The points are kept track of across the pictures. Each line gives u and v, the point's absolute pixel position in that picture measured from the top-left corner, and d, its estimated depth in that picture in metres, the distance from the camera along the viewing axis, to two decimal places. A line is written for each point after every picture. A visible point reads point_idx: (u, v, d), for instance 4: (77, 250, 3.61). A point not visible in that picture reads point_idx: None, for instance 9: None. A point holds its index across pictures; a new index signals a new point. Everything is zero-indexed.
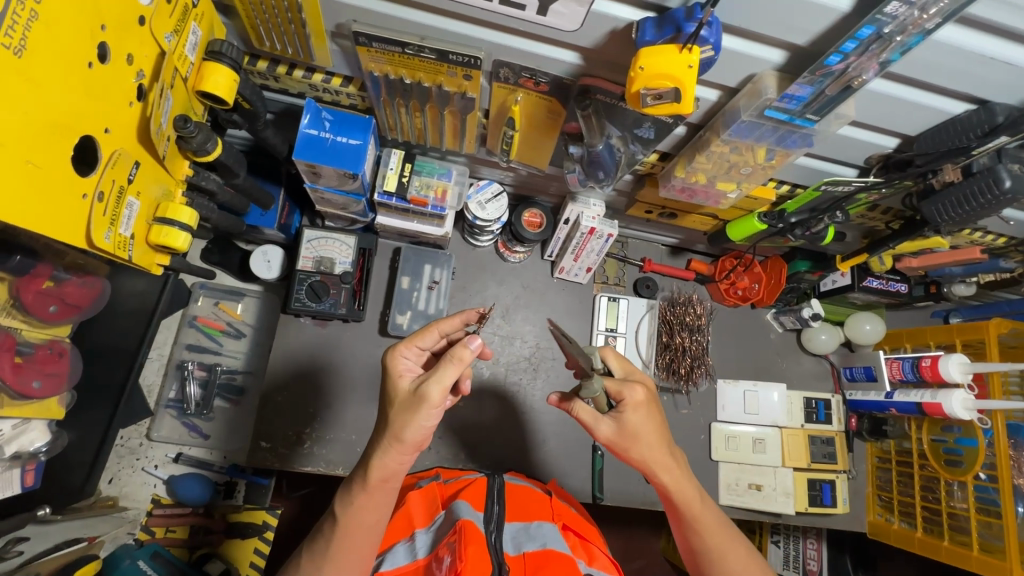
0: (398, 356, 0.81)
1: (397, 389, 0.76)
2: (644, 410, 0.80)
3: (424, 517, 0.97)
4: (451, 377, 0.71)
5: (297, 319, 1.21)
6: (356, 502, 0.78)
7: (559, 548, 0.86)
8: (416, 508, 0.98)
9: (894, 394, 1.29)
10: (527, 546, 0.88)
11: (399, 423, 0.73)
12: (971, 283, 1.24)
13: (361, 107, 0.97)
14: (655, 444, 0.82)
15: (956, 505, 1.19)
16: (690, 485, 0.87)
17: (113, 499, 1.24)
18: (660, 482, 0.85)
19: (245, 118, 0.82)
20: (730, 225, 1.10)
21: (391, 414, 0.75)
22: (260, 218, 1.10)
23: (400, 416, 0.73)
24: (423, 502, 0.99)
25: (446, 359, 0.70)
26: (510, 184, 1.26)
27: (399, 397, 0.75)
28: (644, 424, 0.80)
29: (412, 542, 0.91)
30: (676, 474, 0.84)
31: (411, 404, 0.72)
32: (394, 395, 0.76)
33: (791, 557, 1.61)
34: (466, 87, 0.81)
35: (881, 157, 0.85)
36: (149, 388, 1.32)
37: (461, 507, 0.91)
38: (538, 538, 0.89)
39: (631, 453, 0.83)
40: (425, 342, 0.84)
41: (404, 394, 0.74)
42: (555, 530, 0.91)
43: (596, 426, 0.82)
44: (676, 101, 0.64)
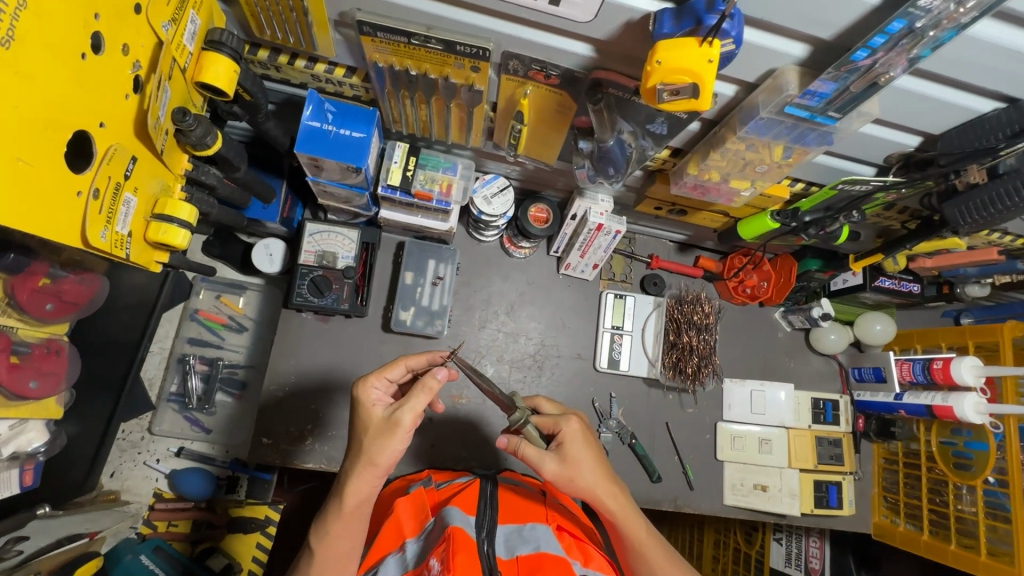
0: (363, 390, 0.88)
1: (370, 418, 0.84)
2: (581, 440, 0.86)
3: (415, 525, 0.95)
4: (422, 404, 0.81)
5: (299, 314, 1.19)
6: (331, 530, 0.83)
7: (553, 551, 0.85)
8: (405, 514, 0.95)
9: (904, 395, 1.27)
10: (520, 550, 0.87)
11: (374, 448, 0.81)
12: (986, 284, 1.22)
13: (365, 98, 0.94)
14: (598, 474, 0.86)
15: (964, 508, 1.18)
16: (634, 513, 0.88)
17: (114, 492, 1.24)
18: (607, 512, 0.86)
19: (246, 110, 0.80)
20: (742, 223, 1.07)
21: (367, 439, 0.83)
22: (262, 211, 1.09)
23: (374, 441, 0.82)
24: (412, 508, 0.96)
25: (419, 388, 0.81)
26: (516, 178, 1.23)
27: (372, 425, 0.83)
28: (583, 453, 0.85)
29: (403, 554, 0.90)
30: (620, 502, 0.87)
31: (386, 430, 0.82)
32: (364, 425, 0.84)
33: (793, 554, 1.61)
34: (474, 79, 0.78)
35: (902, 155, 0.82)
36: (151, 381, 1.31)
37: (452, 513, 0.90)
38: (531, 541, 0.88)
39: (577, 485, 0.85)
40: (393, 374, 0.91)
41: (376, 422, 0.83)
42: (548, 531, 0.91)
43: (541, 462, 0.84)
44: (693, 97, 0.61)
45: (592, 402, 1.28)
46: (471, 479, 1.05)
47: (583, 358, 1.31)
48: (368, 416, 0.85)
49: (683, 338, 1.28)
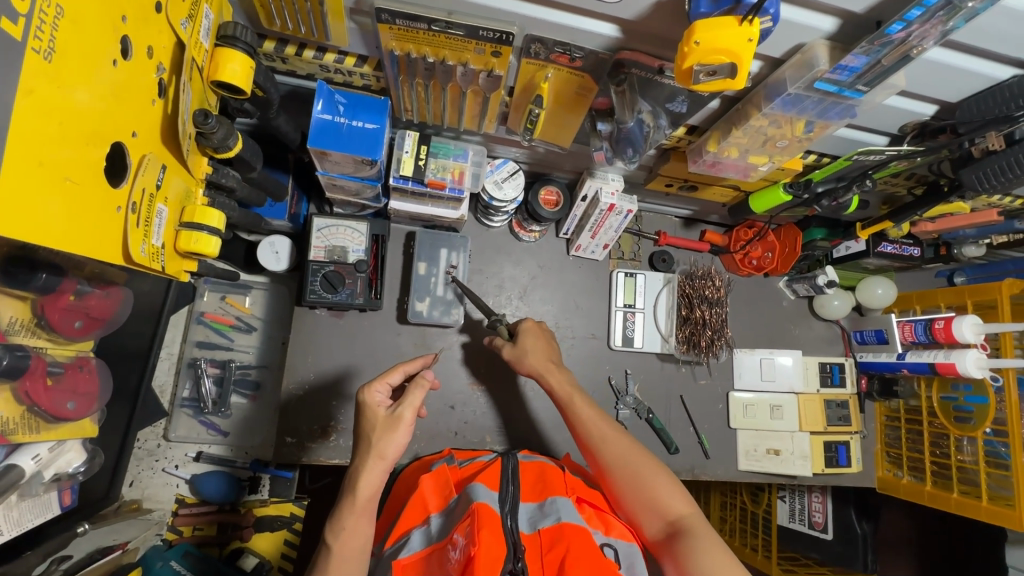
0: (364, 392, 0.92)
1: (373, 418, 0.89)
2: (535, 333, 1.12)
3: (438, 501, 0.97)
4: (418, 399, 0.89)
5: (313, 312, 1.18)
6: (347, 525, 0.84)
7: (573, 521, 0.86)
8: (429, 491, 0.98)
9: (906, 355, 1.33)
10: (542, 524, 0.88)
11: (382, 442, 0.86)
12: (982, 245, 1.27)
13: (375, 87, 0.91)
14: (546, 360, 1.09)
15: (964, 458, 1.24)
16: (579, 397, 1.04)
17: (136, 501, 1.23)
18: (553, 389, 1.06)
19: (258, 106, 0.77)
20: (753, 196, 1.08)
21: (371, 436, 0.88)
22: (270, 210, 1.07)
23: (381, 437, 0.86)
24: (436, 486, 1.00)
25: (414, 383, 0.89)
26: (524, 162, 1.21)
27: (375, 422, 0.88)
28: (532, 342, 1.11)
29: (427, 528, 0.92)
30: (562, 380, 1.06)
31: (390, 426, 0.87)
32: (369, 428, 0.89)
33: (796, 509, 1.69)
34: (494, 65, 0.76)
35: (918, 125, 0.83)
36: (162, 389, 1.28)
37: (477, 489, 0.92)
38: (552, 514, 0.89)
39: (530, 366, 1.09)
40: (393, 378, 0.96)
41: (380, 418, 0.88)
42: (569, 503, 0.92)
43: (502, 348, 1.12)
44: (730, 77, 0.61)
45: (608, 380, 1.31)
46: (495, 458, 1.08)
47: (597, 338, 1.32)
48: (370, 415, 0.90)
49: (693, 313, 1.29)
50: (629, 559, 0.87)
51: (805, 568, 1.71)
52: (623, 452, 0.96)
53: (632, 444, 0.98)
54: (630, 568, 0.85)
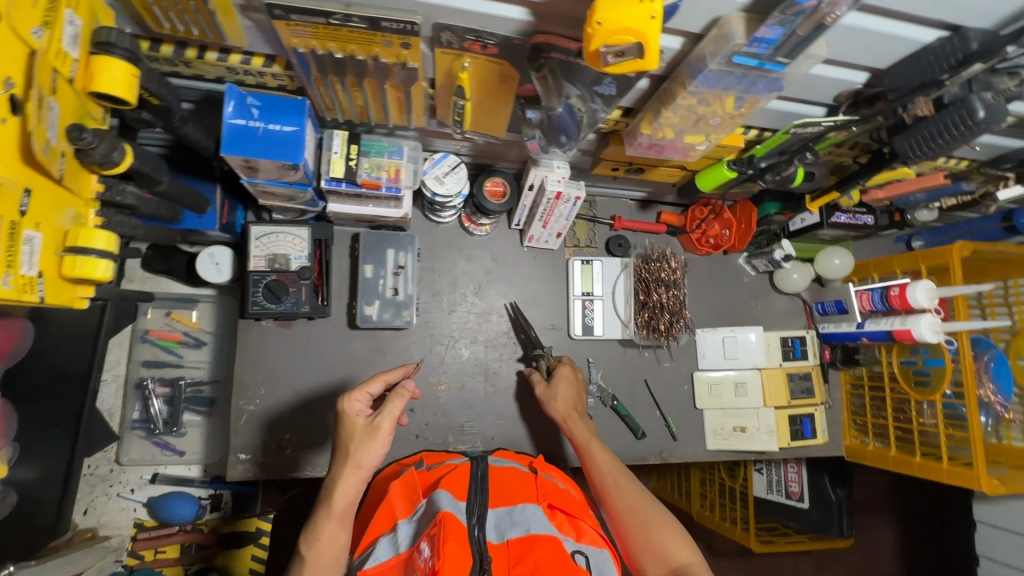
0: (343, 404, 0.90)
1: (351, 429, 0.86)
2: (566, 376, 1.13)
3: (406, 506, 0.95)
4: (396, 409, 0.86)
5: (258, 324, 1.14)
6: (322, 535, 0.82)
7: (543, 532, 0.86)
8: (398, 499, 0.95)
9: (865, 323, 1.33)
10: (510, 534, 0.87)
11: (361, 452, 0.84)
12: (935, 208, 1.25)
13: (291, 87, 0.86)
14: (571, 407, 1.10)
15: (926, 421, 1.24)
16: (599, 445, 1.03)
17: (91, 530, 1.20)
18: (573, 435, 1.05)
19: (157, 115, 0.72)
20: (699, 175, 1.06)
21: (350, 446, 0.85)
22: (198, 222, 1.01)
23: (360, 448, 0.84)
24: (404, 493, 0.97)
25: (394, 394, 0.86)
26: (466, 154, 1.17)
27: (354, 434, 0.86)
28: (561, 385, 1.12)
29: (395, 534, 0.89)
30: (583, 427, 1.06)
31: (368, 435, 0.84)
32: (346, 439, 0.86)
33: (773, 481, 1.72)
34: (406, 57, 0.72)
35: (851, 93, 0.82)
36: (110, 412, 1.24)
37: (441, 499, 0.90)
38: (522, 523, 0.88)
39: (557, 408, 1.10)
40: (373, 387, 0.93)
41: (359, 429, 0.86)
42: (538, 512, 0.91)
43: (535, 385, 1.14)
44: (639, 58, 0.58)
45: None
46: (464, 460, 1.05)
47: (557, 328, 1.30)
48: (349, 426, 0.87)
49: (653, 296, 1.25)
50: (600, 566, 0.86)
51: (784, 537, 1.77)
52: (634, 500, 0.93)
53: (643, 492, 0.94)
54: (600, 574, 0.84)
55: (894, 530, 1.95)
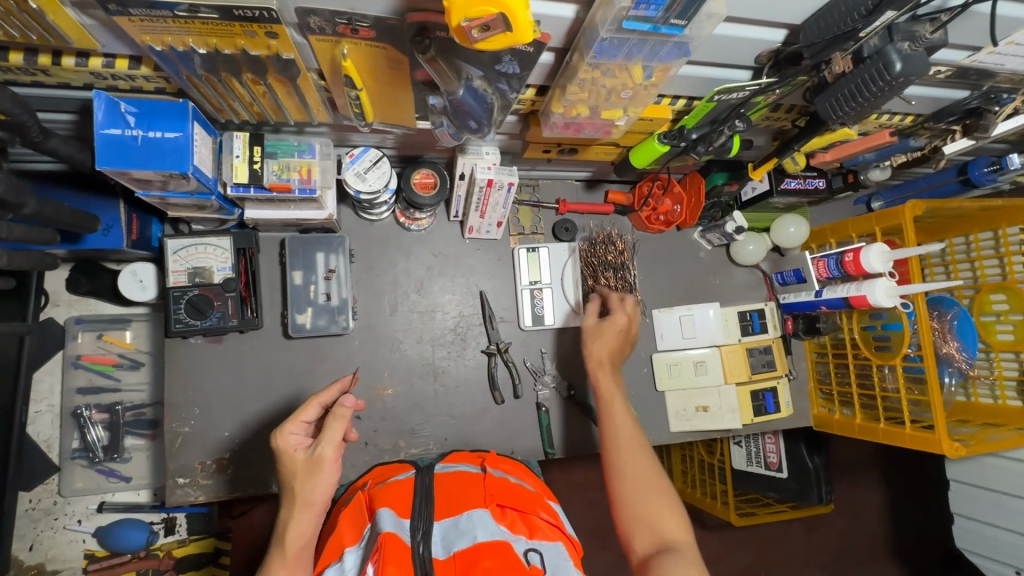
0: (279, 441, 0.81)
1: (293, 466, 0.78)
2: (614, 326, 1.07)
3: (354, 533, 0.81)
4: (337, 433, 0.78)
5: (187, 341, 1.09)
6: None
7: (489, 539, 0.73)
8: (346, 530, 0.82)
9: (823, 291, 1.29)
10: (457, 546, 0.74)
11: (307, 486, 0.76)
12: (886, 167, 1.21)
13: (171, 90, 0.80)
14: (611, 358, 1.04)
15: (888, 387, 1.20)
16: (622, 404, 0.98)
17: (37, 566, 1.17)
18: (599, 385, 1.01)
19: (10, 130, 0.66)
20: (633, 152, 1.01)
21: (295, 484, 0.77)
22: (103, 240, 0.96)
23: (307, 483, 0.76)
24: (351, 522, 0.84)
25: (332, 417, 0.78)
26: (391, 147, 1.11)
27: (297, 470, 0.78)
28: (608, 332, 1.06)
29: (341, 565, 0.75)
30: (611, 382, 1.02)
31: (312, 468, 0.77)
32: (290, 477, 0.78)
33: (752, 453, 1.64)
34: (277, 47, 0.67)
35: (771, 53, 0.76)
36: (48, 443, 1.20)
37: (382, 517, 0.78)
38: (468, 533, 0.76)
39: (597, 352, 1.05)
40: (309, 414, 0.84)
41: (301, 464, 0.78)
42: (485, 515, 0.79)
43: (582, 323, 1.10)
44: (508, 30, 0.53)
45: (523, 363, 1.24)
46: (409, 476, 0.92)
47: (506, 321, 1.25)
48: (290, 462, 0.79)
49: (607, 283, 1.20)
50: (556, 562, 0.74)
51: (766, 506, 1.72)
52: (642, 467, 0.88)
53: (653, 463, 0.89)
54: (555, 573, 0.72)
55: (877, 492, 1.93)
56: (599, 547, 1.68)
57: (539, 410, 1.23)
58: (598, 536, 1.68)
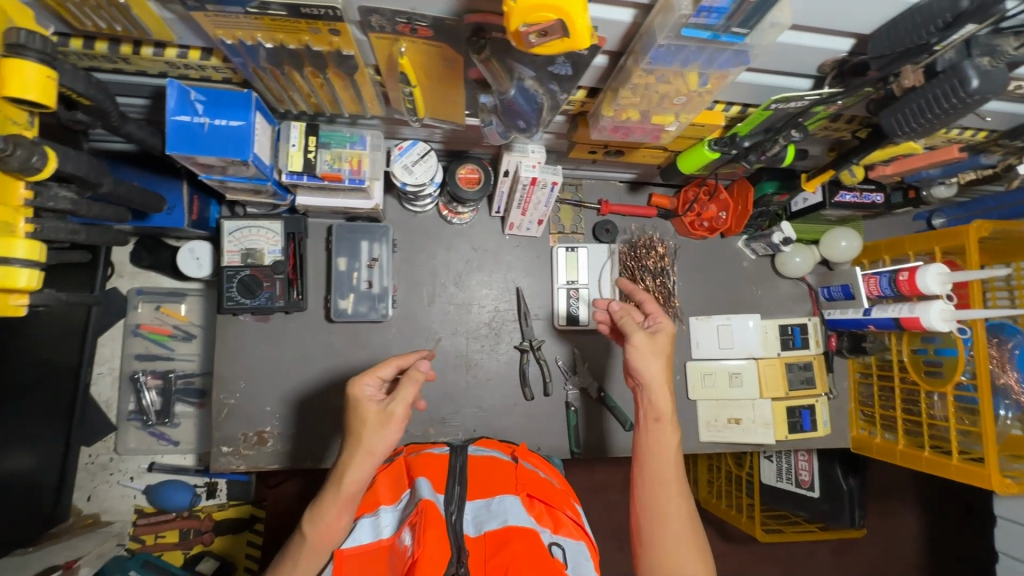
0: (355, 388, 0.81)
1: (362, 414, 0.78)
2: (666, 339, 0.91)
3: (390, 495, 0.82)
4: (412, 395, 0.78)
5: (237, 318, 1.15)
6: (327, 517, 0.75)
7: (521, 524, 0.74)
8: (383, 490, 0.83)
9: (872, 310, 1.23)
10: (487, 526, 0.75)
11: (375, 437, 0.76)
12: (952, 183, 1.14)
13: (237, 80, 0.84)
14: (666, 377, 0.89)
15: (936, 415, 1.15)
16: (670, 428, 0.86)
17: (94, 515, 1.27)
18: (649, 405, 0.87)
19: (94, 116, 0.71)
20: (681, 156, 0.99)
21: (360, 429, 0.78)
22: (166, 219, 1.02)
23: (375, 433, 0.76)
24: (391, 483, 0.85)
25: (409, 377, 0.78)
26: (439, 141, 1.13)
27: (368, 419, 0.77)
28: (660, 345, 0.90)
29: (376, 518, 0.77)
30: (664, 402, 0.87)
31: (382, 422, 0.77)
32: (358, 424, 0.78)
33: (783, 469, 1.57)
34: (338, 44, 0.69)
35: (835, 62, 0.73)
36: (107, 403, 1.30)
37: (422, 486, 0.79)
38: (499, 515, 0.76)
39: (649, 368, 0.88)
40: (385, 372, 0.85)
41: (373, 414, 0.78)
42: (516, 503, 0.80)
43: (631, 330, 0.91)
44: (565, 36, 0.53)
45: (555, 361, 1.25)
46: (444, 452, 0.91)
47: (541, 319, 1.26)
48: (363, 411, 0.79)
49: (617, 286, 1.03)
50: (577, 560, 0.75)
51: (793, 525, 1.68)
52: (678, 512, 0.80)
53: (689, 504, 0.82)
54: (576, 570, 0.73)
55: (915, 519, 1.85)
56: (619, 548, 1.68)
57: (568, 409, 1.23)
58: (618, 537, 1.68)
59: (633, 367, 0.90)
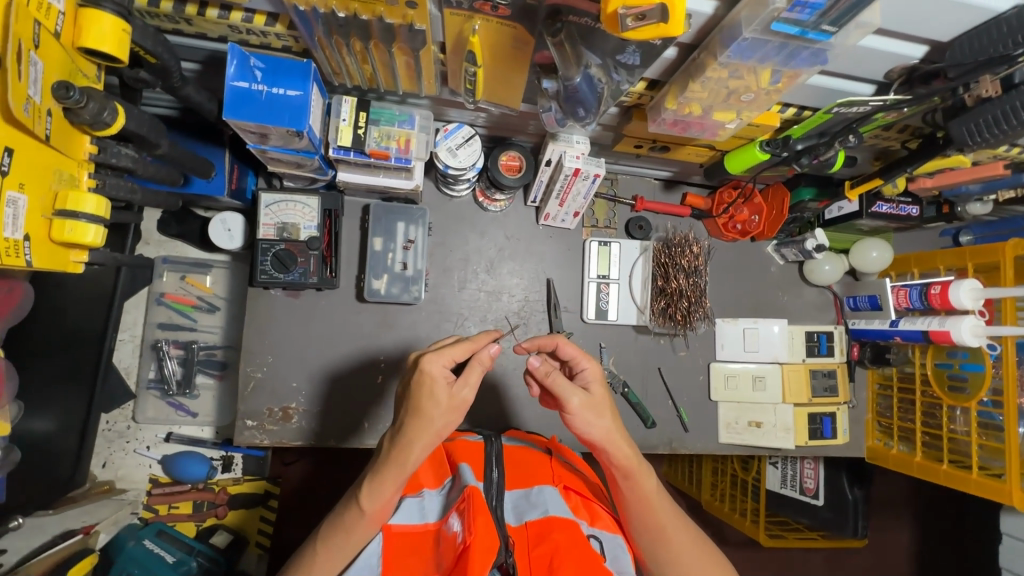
0: (428, 365, 0.68)
1: (432, 400, 0.68)
2: (599, 384, 0.78)
3: (434, 479, 0.84)
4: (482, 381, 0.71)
5: (267, 292, 1.14)
6: (385, 494, 0.71)
7: (562, 515, 0.74)
8: (426, 473, 0.85)
9: (899, 322, 1.24)
10: (528, 516, 0.75)
11: (445, 424, 0.69)
12: (988, 202, 1.14)
13: (296, 49, 0.83)
14: (616, 425, 0.77)
15: (957, 429, 1.15)
16: (644, 465, 0.79)
17: (108, 482, 1.26)
18: (613, 464, 0.76)
19: (156, 75, 0.71)
20: (729, 156, 0.98)
21: (428, 412, 0.68)
22: (207, 186, 1.01)
23: (446, 419, 0.69)
24: (433, 467, 0.87)
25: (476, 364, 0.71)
26: (482, 126, 1.12)
27: (440, 404, 0.68)
28: (600, 397, 0.76)
29: (421, 500, 0.80)
30: (628, 451, 0.76)
31: (456, 411, 0.69)
32: (425, 405, 0.68)
33: (788, 476, 1.54)
34: (412, 18, 0.69)
35: (905, 70, 0.73)
36: (127, 371, 1.29)
37: (465, 472, 0.79)
38: (540, 505, 0.77)
39: (599, 427, 0.74)
40: (458, 352, 0.72)
41: (446, 400, 0.68)
42: (556, 493, 0.79)
43: (569, 394, 0.74)
44: (663, 21, 0.53)
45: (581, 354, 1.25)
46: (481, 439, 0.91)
47: (570, 311, 1.26)
48: (435, 394, 0.68)
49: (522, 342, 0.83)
50: (615, 553, 0.76)
51: (795, 532, 1.65)
52: (684, 544, 0.79)
53: (690, 526, 0.81)
54: (615, 562, 0.75)
55: (909, 535, 1.86)
56: None
57: None
58: None
59: (580, 432, 0.76)
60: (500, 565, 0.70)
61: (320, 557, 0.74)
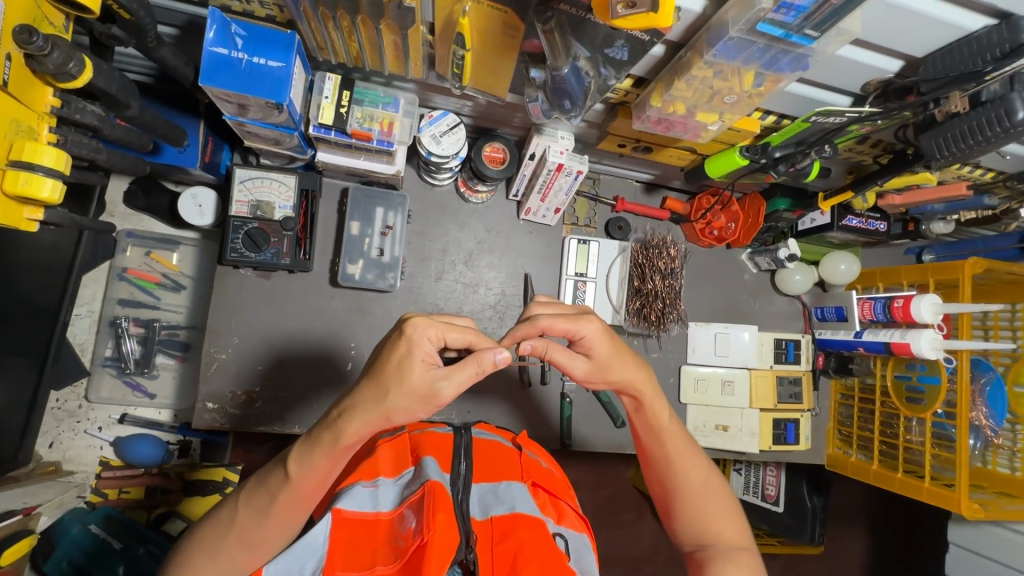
0: (415, 331, 0.64)
1: (403, 377, 0.63)
2: (604, 343, 0.73)
3: (392, 468, 0.83)
4: (466, 382, 0.65)
5: (237, 271, 1.10)
6: (316, 463, 0.69)
7: (529, 512, 0.74)
8: (384, 462, 0.84)
9: (863, 333, 1.27)
10: (494, 511, 0.74)
11: (401, 405, 0.65)
12: (951, 220, 1.20)
13: (280, 20, 0.82)
14: (631, 371, 0.76)
15: (912, 439, 1.18)
16: (660, 395, 0.79)
17: (55, 463, 1.21)
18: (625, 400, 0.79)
19: (129, 32, 0.69)
20: (710, 160, 0.98)
21: (389, 391, 0.64)
22: (178, 157, 1.00)
23: (403, 400, 0.64)
24: (394, 456, 0.86)
25: (468, 360, 0.65)
26: (467, 115, 1.12)
27: (408, 382, 0.63)
28: (605, 356, 0.74)
29: (376, 490, 0.78)
30: (641, 388, 0.77)
31: (427, 400, 0.64)
32: (388, 380, 0.64)
33: (750, 482, 1.56)
34: None
35: (880, 83, 0.76)
36: (83, 346, 1.24)
37: (428, 465, 0.78)
38: (507, 501, 0.76)
39: (608, 382, 0.76)
40: (452, 336, 0.67)
41: (415, 382, 0.64)
42: (523, 490, 0.79)
43: (572, 365, 0.74)
44: (653, 11, 0.54)
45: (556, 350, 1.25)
46: (450, 430, 0.89)
47: None
48: (405, 369, 0.63)
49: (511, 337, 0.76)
50: (579, 552, 0.75)
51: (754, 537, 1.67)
52: (690, 477, 0.80)
53: (701, 460, 0.81)
54: (578, 562, 0.74)
55: (863, 544, 1.91)
56: None
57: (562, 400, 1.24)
58: None
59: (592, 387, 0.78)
60: (460, 562, 0.68)
61: (236, 524, 0.70)
